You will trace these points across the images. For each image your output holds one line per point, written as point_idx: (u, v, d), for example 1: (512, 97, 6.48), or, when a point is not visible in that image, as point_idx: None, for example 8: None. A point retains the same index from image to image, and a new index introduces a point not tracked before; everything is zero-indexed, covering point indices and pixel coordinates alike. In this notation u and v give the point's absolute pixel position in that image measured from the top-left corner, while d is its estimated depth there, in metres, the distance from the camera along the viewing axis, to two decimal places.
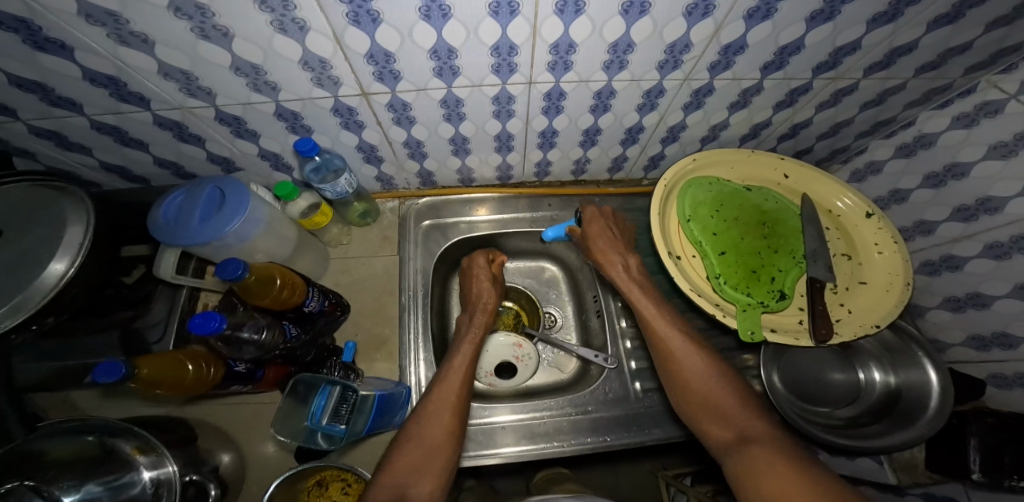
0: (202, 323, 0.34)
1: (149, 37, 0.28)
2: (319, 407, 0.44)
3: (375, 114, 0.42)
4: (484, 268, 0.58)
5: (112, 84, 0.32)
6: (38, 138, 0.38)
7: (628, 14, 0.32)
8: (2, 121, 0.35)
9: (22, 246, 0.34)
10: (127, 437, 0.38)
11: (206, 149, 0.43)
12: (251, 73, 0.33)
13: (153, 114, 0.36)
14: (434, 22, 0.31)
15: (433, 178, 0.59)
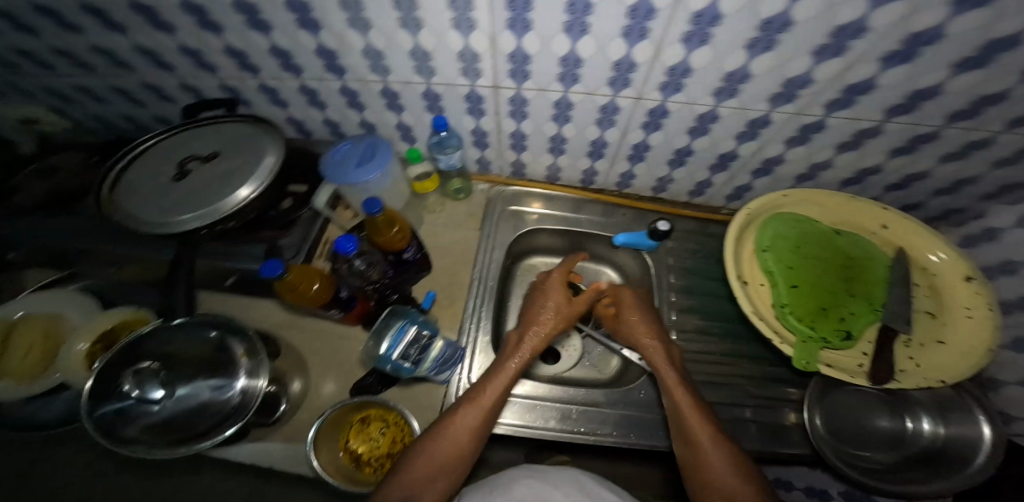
0: (343, 242, 0.45)
1: (369, 23, 0.40)
2: (394, 344, 0.50)
3: (497, 106, 0.51)
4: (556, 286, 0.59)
5: (329, 57, 0.44)
6: (259, 94, 0.51)
7: (753, 49, 0.36)
8: (246, 77, 0.48)
9: (229, 167, 0.45)
10: (240, 339, 0.51)
11: (363, 116, 0.54)
12: (421, 59, 0.44)
13: (343, 83, 0.48)
14: (571, 35, 0.38)
15: (524, 170, 0.66)
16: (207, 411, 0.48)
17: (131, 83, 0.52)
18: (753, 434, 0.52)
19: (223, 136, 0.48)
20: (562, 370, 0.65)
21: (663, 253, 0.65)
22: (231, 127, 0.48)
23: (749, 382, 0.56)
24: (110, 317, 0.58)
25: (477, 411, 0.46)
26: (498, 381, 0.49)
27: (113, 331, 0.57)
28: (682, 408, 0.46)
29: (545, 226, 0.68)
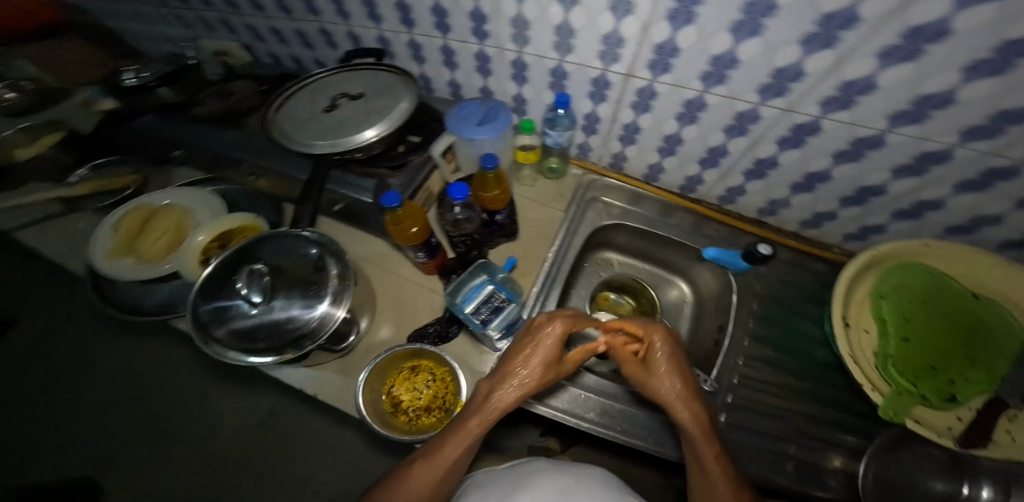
0: (458, 190, 0.49)
1: None
2: (471, 296, 0.55)
3: (621, 94, 0.52)
4: (553, 340, 0.49)
5: (479, 21, 0.51)
6: (406, 47, 0.62)
7: (974, 72, 0.32)
8: (400, 30, 0.59)
9: (374, 107, 0.58)
10: (336, 260, 0.56)
11: (485, 81, 0.61)
12: (565, 34, 0.47)
13: (481, 48, 0.55)
14: (738, 35, 0.38)
15: (623, 164, 0.66)
16: (288, 324, 0.53)
17: (317, 27, 0.64)
18: (787, 471, 0.49)
19: (371, 80, 0.61)
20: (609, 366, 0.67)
21: (750, 278, 0.62)
22: (376, 76, 0.61)
23: (799, 418, 0.53)
24: (232, 220, 0.67)
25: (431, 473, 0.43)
26: (457, 441, 0.44)
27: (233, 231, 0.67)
28: (713, 470, 0.43)
29: (629, 222, 0.67)
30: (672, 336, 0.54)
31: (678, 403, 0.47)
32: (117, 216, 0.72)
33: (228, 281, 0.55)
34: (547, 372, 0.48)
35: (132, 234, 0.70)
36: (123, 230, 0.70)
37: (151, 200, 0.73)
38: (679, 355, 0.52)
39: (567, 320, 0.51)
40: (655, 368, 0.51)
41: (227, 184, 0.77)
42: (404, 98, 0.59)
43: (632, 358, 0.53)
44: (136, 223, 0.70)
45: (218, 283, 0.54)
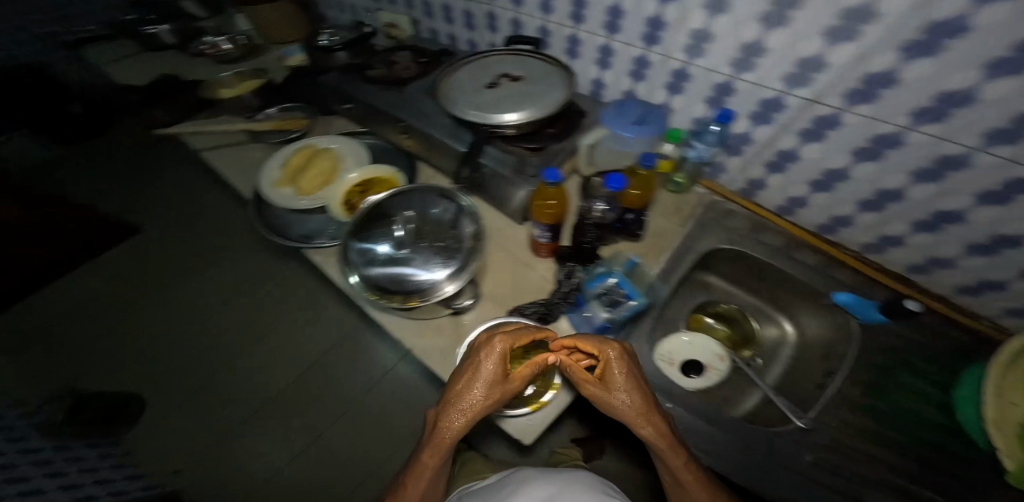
0: (616, 183, 0.50)
1: (726, 9, 0.50)
2: (595, 284, 0.59)
3: (793, 119, 0.54)
4: (489, 369, 0.49)
5: (654, 26, 0.58)
6: (564, 43, 0.72)
7: None
8: (566, 25, 0.69)
9: (531, 90, 0.65)
10: (471, 220, 0.62)
11: (636, 86, 0.68)
12: (751, 52, 0.51)
13: (644, 52, 0.62)
14: (995, 72, 0.36)
15: (759, 191, 0.67)
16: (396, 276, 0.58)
17: (507, 17, 0.77)
18: None
19: (534, 67, 0.68)
20: (699, 383, 0.64)
21: (881, 333, 0.58)
22: (536, 64, 0.69)
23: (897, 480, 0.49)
24: (375, 170, 0.79)
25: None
26: (430, 459, 0.51)
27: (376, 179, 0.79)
28: (683, 478, 0.45)
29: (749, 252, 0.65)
30: (624, 353, 0.49)
31: (640, 422, 0.46)
32: (291, 150, 0.86)
33: (373, 225, 0.63)
34: (491, 401, 0.49)
35: (298, 167, 0.83)
36: (292, 164, 0.84)
37: (319, 143, 0.87)
38: (633, 377, 0.48)
39: (499, 347, 0.50)
40: (611, 384, 0.48)
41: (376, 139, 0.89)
42: (558, 86, 0.64)
43: (590, 378, 0.49)
44: (304, 159, 0.84)
45: (365, 228, 0.63)
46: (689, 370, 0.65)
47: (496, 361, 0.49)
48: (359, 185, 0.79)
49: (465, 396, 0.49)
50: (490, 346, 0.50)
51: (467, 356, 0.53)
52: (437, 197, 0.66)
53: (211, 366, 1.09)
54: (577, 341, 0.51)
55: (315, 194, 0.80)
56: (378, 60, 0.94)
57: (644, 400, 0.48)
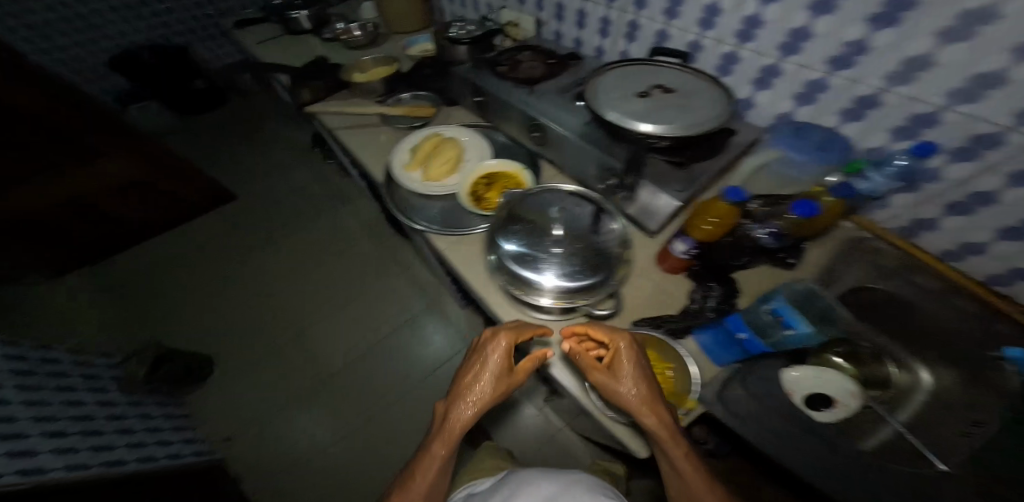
0: (808, 209, 0.47)
1: (966, 35, 0.45)
2: (764, 304, 0.55)
3: (1012, 160, 0.48)
4: (501, 354, 0.57)
5: (851, 49, 0.56)
6: (716, 59, 0.73)
7: None
8: (725, 43, 0.70)
9: (685, 105, 0.65)
10: (617, 229, 0.65)
11: (802, 111, 0.66)
12: (982, 83, 0.46)
13: (826, 75, 0.60)
14: None
15: (920, 232, 0.65)
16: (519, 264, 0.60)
17: (653, 28, 0.79)
18: None
19: (688, 84, 0.68)
20: (826, 417, 0.56)
21: None
22: (688, 78, 0.69)
23: None
24: (503, 166, 0.84)
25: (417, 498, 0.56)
26: (437, 450, 0.56)
27: (503, 174, 0.83)
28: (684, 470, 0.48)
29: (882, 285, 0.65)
30: (631, 343, 0.54)
31: (647, 413, 0.48)
32: (418, 137, 0.91)
33: (520, 224, 0.65)
34: (500, 385, 0.56)
35: (426, 154, 0.87)
36: (420, 150, 0.88)
37: (444, 132, 0.92)
38: (642, 366, 0.52)
39: (510, 337, 0.58)
40: (619, 373, 0.52)
41: (496, 133, 0.93)
42: (716, 102, 0.65)
43: (599, 367, 0.53)
44: (432, 146, 0.88)
45: (510, 225, 0.65)
46: (816, 403, 0.56)
47: (506, 348, 0.57)
48: (486, 180, 0.83)
49: (475, 381, 0.57)
50: (500, 337, 0.58)
51: (478, 350, 0.61)
52: (579, 202, 0.69)
53: (263, 355, 1.56)
54: (590, 328, 0.57)
55: (442, 182, 0.84)
56: (503, 56, 0.98)
57: (651, 390, 0.51)
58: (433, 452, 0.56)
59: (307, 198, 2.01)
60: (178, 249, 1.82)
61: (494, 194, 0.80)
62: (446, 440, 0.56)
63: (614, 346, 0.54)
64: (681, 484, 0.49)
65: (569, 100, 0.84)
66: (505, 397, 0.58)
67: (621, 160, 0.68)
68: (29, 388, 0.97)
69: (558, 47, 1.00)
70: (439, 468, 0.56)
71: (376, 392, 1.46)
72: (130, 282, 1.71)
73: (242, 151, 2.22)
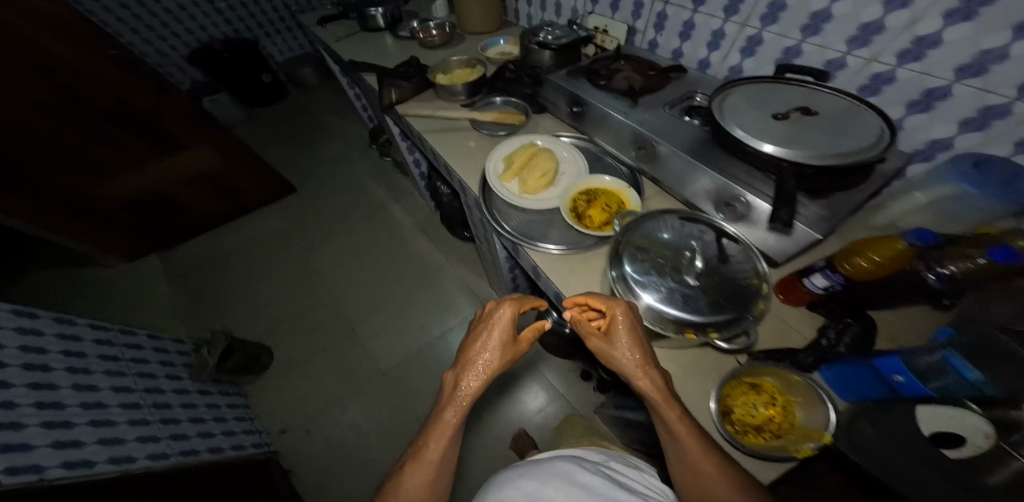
0: (1004, 254, 0.47)
1: None
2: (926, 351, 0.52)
3: None
4: (505, 325, 0.71)
5: None
6: (858, 80, 0.69)
7: None
8: (876, 63, 0.65)
9: (833, 128, 0.61)
10: (751, 262, 0.61)
11: (963, 138, 0.60)
12: None
13: (1011, 102, 0.54)
14: None
15: None
16: (639, 285, 0.60)
17: (782, 43, 0.75)
18: None
19: (835, 107, 0.64)
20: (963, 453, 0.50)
21: None
22: (829, 100, 0.65)
23: None
24: (603, 183, 0.81)
25: (425, 467, 0.61)
26: (449, 416, 0.65)
27: (603, 191, 0.81)
28: (677, 431, 0.51)
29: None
30: (632, 311, 0.58)
31: (639, 371, 0.55)
32: (512, 145, 0.89)
33: (647, 251, 0.63)
34: (503, 351, 0.70)
35: (521, 163, 0.85)
36: (515, 159, 0.86)
37: (539, 141, 0.89)
38: (638, 330, 0.57)
39: (512, 311, 0.72)
40: (616, 339, 0.57)
41: (590, 146, 0.91)
42: (869, 128, 0.60)
43: (598, 332, 0.59)
44: (528, 155, 0.85)
45: (637, 248, 0.63)
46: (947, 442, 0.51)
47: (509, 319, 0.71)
48: (586, 196, 0.80)
49: (481, 352, 0.70)
50: (505, 310, 0.72)
51: (483, 327, 0.73)
52: (694, 226, 0.66)
53: (316, 346, 1.59)
54: (589, 298, 0.60)
55: (539, 195, 0.82)
56: (598, 65, 0.95)
57: (643, 354, 0.56)
58: (445, 419, 0.65)
59: (363, 192, 2.06)
60: (248, 235, 1.97)
61: (596, 213, 0.78)
62: (456, 406, 0.66)
63: (611, 312, 0.57)
64: (682, 454, 0.51)
65: (677, 115, 0.81)
66: (506, 364, 0.71)
67: (756, 188, 0.66)
68: (118, 375, 1.02)
69: (655, 58, 0.96)
70: (453, 429, 0.65)
71: (414, 387, 1.47)
72: (203, 270, 1.85)
73: (304, 143, 2.33)
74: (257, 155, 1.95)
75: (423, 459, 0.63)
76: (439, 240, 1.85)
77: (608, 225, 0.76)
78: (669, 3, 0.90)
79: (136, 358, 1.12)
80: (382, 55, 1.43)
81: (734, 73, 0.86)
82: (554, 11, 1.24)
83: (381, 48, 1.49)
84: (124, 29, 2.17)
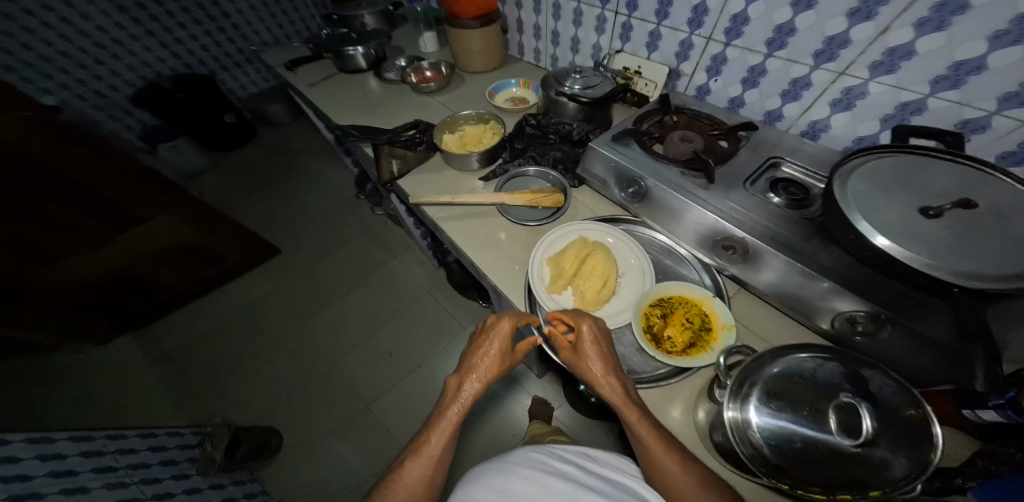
0: None
1: None
2: None
3: None
4: (504, 334, 0.66)
5: None
6: (999, 144, 0.55)
7: None
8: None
9: (1008, 231, 0.47)
10: (909, 401, 0.48)
11: None
12: None
13: None
14: None
15: None
16: (762, 413, 0.50)
17: (891, 99, 0.61)
18: None
19: (998, 196, 0.50)
20: None
21: None
22: (988, 184, 0.50)
23: None
24: (684, 288, 0.67)
25: (423, 463, 0.59)
26: (441, 433, 0.61)
27: (686, 299, 0.66)
28: (640, 430, 0.53)
29: None
30: (599, 325, 0.62)
31: (604, 380, 0.58)
32: (562, 235, 0.73)
33: (788, 397, 0.51)
34: (502, 359, 0.66)
35: (574, 260, 0.70)
36: (567, 255, 0.71)
37: (608, 236, 0.73)
38: (602, 339, 0.62)
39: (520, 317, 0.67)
40: (583, 350, 0.60)
41: (646, 229, 0.77)
42: None
43: (568, 345, 0.62)
44: (584, 251, 0.70)
45: (765, 394, 0.52)
46: None
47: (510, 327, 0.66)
48: (658, 307, 0.66)
49: (476, 361, 0.66)
50: (501, 316, 0.69)
51: (479, 335, 0.70)
52: (827, 365, 0.53)
53: (323, 430, 1.39)
54: (561, 313, 0.64)
55: (601, 308, 0.68)
56: (646, 122, 0.79)
57: (608, 360, 0.59)
58: (436, 435, 0.61)
59: (356, 245, 1.88)
60: (230, 309, 1.74)
61: (676, 331, 0.63)
62: (448, 419, 0.62)
63: (578, 325, 0.62)
64: (650, 458, 0.53)
65: (761, 193, 0.66)
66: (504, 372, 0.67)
67: (899, 307, 0.52)
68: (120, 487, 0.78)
69: (709, 108, 0.81)
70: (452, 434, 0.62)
71: None
72: (185, 352, 1.62)
73: (281, 193, 2.12)
74: (237, 222, 1.74)
75: (405, 477, 0.58)
76: (446, 297, 1.69)
77: (694, 348, 0.62)
78: (729, 44, 0.73)
79: (122, 447, 0.87)
80: (369, 104, 1.23)
81: (815, 128, 0.71)
82: (568, 48, 1.07)
83: (366, 94, 1.29)
84: (51, 70, 1.83)
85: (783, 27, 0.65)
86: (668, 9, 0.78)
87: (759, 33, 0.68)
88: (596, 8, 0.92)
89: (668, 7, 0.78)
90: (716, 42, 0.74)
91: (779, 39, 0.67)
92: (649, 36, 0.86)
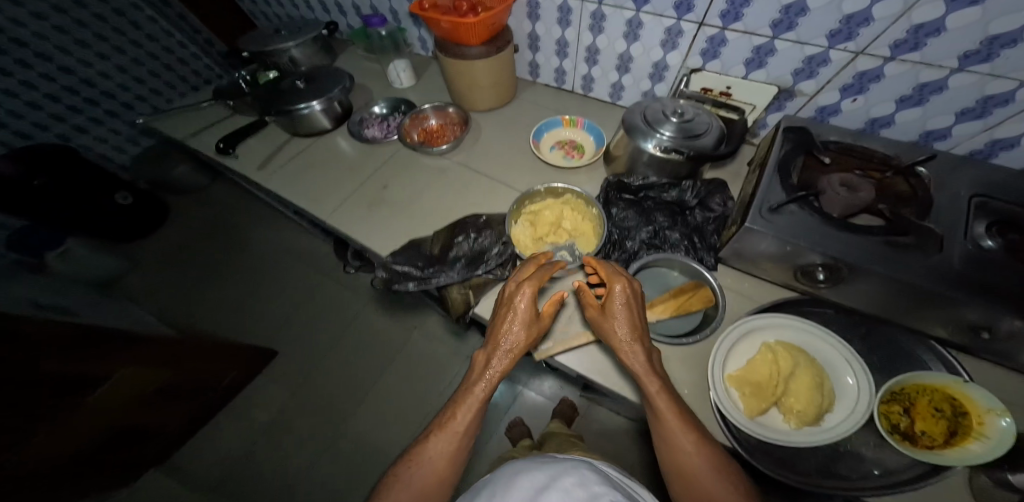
0: None
1: None
2: None
3: None
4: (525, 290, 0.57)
5: None
6: None
7: None
8: None
9: None
10: None
11: None
12: None
13: None
14: None
15: None
16: None
17: None
18: None
19: None
20: None
21: None
22: None
23: None
24: (926, 378, 0.55)
25: (447, 440, 0.50)
26: (460, 408, 0.52)
27: (927, 389, 0.55)
28: (658, 406, 0.49)
29: None
30: (636, 288, 0.57)
31: (627, 347, 0.53)
32: (740, 336, 0.62)
33: None
34: (529, 322, 0.56)
35: (773, 376, 0.59)
36: (758, 367, 0.60)
37: (848, 376, 0.59)
38: (639, 304, 0.56)
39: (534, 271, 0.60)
40: (612, 313, 0.55)
41: (821, 308, 0.65)
42: None
43: (596, 303, 0.58)
44: (786, 365, 0.58)
45: None
46: None
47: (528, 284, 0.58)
48: (894, 401, 0.56)
49: (496, 327, 0.56)
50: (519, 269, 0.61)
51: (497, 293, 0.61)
52: None
53: None
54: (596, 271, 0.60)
55: (827, 420, 0.57)
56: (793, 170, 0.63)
57: (637, 328, 0.54)
58: (450, 408, 0.52)
59: (358, 324, 1.58)
60: (224, 450, 1.35)
61: (928, 425, 0.53)
62: (470, 394, 0.53)
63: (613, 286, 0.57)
64: (660, 428, 0.49)
65: (982, 242, 0.53)
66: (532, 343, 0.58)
67: None
68: None
69: (847, 135, 0.68)
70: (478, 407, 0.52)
71: None
72: None
73: (235, 285, 1.70)
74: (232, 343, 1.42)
75: (418, 459, 0.50)
76: None
77: (959, 438, 0.52)
78: (893, 59, 0.59)
79: None
80: (363, 181, 0.91)
81: (1010, 141, 0.60)
82: (613, 67, 0.86)
83: (349, 165, 0.96)
84: None
85: (996, 36, 0.51)
86: (798, 19, 0.61)
87: (951, 46, 0.54)
88: (669, 18, 0.71)
89: (797, 17, 0.61)
90: (871, 56, 0.60)
91: (985, 52, 0.53)
92: (752, 52, 0.69)
